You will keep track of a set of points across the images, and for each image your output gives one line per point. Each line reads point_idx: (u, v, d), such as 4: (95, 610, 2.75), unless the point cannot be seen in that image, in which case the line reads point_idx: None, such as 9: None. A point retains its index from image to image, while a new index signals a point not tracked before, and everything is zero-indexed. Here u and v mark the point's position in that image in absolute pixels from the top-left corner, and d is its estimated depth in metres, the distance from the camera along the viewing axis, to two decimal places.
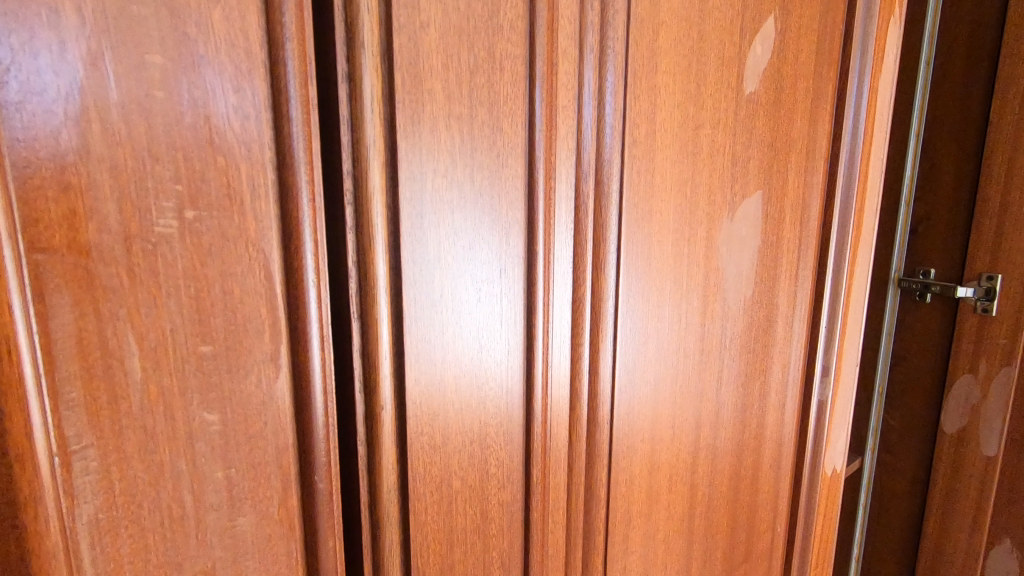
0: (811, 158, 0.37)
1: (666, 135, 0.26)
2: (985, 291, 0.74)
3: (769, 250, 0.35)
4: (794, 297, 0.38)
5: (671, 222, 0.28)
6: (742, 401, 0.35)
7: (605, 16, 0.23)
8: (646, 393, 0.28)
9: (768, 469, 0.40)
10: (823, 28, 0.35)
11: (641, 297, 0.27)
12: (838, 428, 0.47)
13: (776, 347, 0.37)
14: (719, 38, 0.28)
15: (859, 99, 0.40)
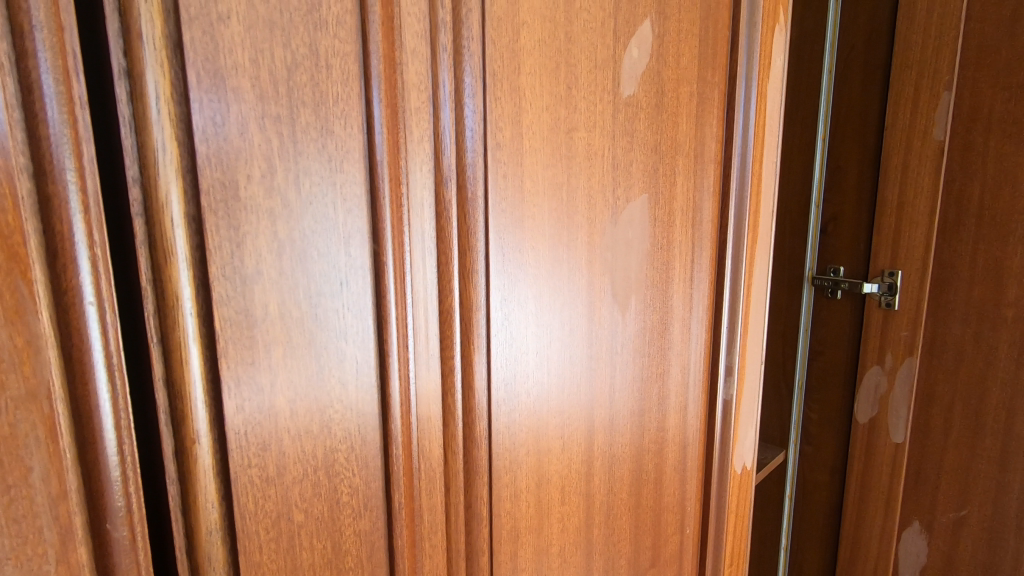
0: (700, 162, 0.37)
1: (534, 138, 0.26)
2: (888, 287, 0.78)
3: (660, 254, 0.35)
4: (690, 299, 0.39)
5: (547, 227, 0.27)
6: (640, 406, 0.35)
7: (458, 14, 0.22)
8: (529, 404, 0.28)
9: (672, 471, 0.40)
10: (705, 33, 0.36)
11: (518, 305, 0.26)
12: (745, 427, 0.48)
13: (674, 349, 0.38)
14: (589, 41, 0.27)
15: (747, 104, 0.42)
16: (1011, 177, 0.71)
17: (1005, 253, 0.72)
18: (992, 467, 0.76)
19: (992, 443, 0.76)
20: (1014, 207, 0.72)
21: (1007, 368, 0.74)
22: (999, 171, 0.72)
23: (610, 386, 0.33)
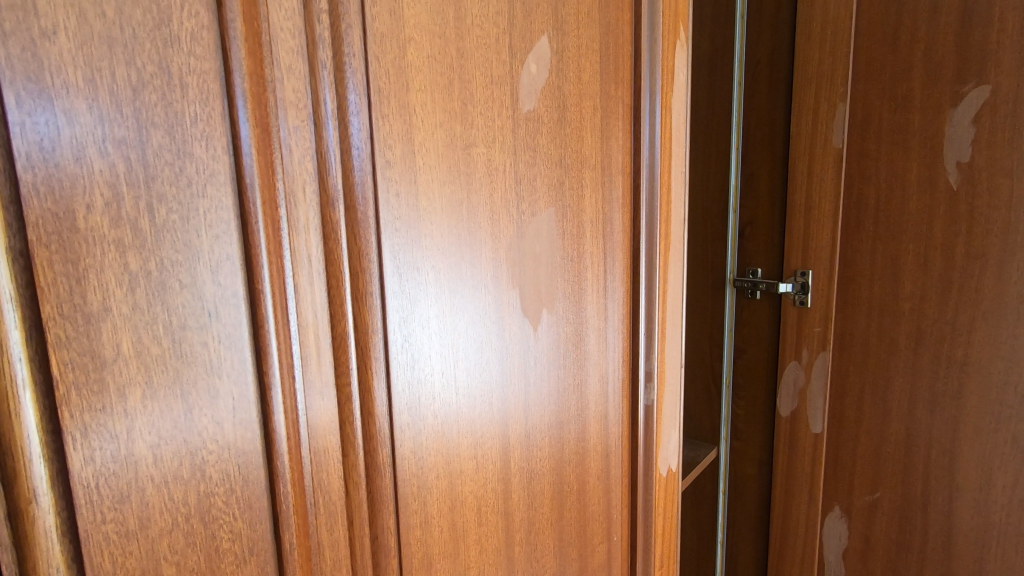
0: (607, 174, 0.38)
1: (428, 155, 0.25)
2: (801, 286, 0.83)
3: (571, 266, 0.35)
4: (604, 308, 0.39)
5: (447, 245, 0.27)
6: (557, 418, 0.35)
7: (337, 29, 0.21)
8: (437, 427, 0.27)
9: (596, 480, 0.40)
10: (605, 49, 0.37)
11: (419, 325, 0.26)
12: (667, 429, 0.49)
13: (591, 359, 0.38)
14: (483, 56, 0.27)
15: (653, 116, 0.43)
16: (901, 180, 0.77)
17: (899, 250, 0.78)
18: (899, 450, 0.82)
19: (898, 427, 0.81)
20: (905, 207, 0.77)
21: (907, 357, 0.79)
22: (891, 175, 0.78)
23: (524, 400, 0.32)
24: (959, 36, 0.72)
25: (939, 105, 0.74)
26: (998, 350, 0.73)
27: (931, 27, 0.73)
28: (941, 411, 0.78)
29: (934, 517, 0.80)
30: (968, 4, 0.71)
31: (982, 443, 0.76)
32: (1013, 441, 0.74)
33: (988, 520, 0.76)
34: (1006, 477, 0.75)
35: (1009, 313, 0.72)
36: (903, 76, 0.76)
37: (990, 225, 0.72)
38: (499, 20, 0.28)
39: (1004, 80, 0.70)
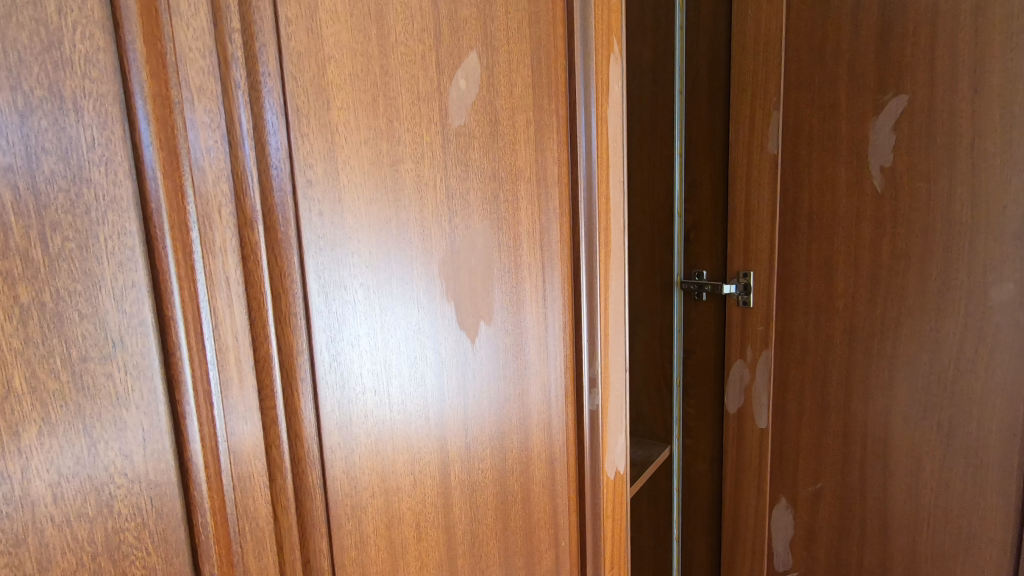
0: (543, 185, 0.39)
1: (352, 172, 0.25)
2: (744, 287, 0.87)
3: (509, 278, 0.36)
4: (543, 317, 0.40)
5: (377, 262, 0.26)
6: (498, 428, 0.36)
7: (251, 48, 0.21)
8: (371, 445, 0.27)
9: (541, 487, 0.40)
10: (537, 63, 0.37)
11: (349, 343, 0.25)
12: (613, 432, 0.50)
13: (531, 367, 0.39)
14: (409, 73, 0.27)
15: (589, 127, 0.44)
16: (831, 184, 0.81)
17: (831, 251, 0.82)
18: (837, 441, 0.86)
19: (836, 419, 0.85)
20: (835, 210, 0.82)
21: (842, 352, 0.84)
22: (822, 179, 0.82)
23: (462, 412, 0.33)
24: (879, 49, 0.76)
25: (863, 113, 0.78)
26: (923, 343, 0.78)
27: (853, 40, 0.78)
28: (874, 402, 0.82)
29: (871, 503, 0.84)
30: (885, 19, 0.75)
31: (911, 431, 0.80)
32: (938, 428, 0.78)
33: (919, 503, 0.81)
34: (933, 462, 0.79)
35: (931, 307, 0.77)
36: (830, 86, 0.80)
37: (911, 226, 0.77)
38: (424, 37, 0.28)
39: (919, 90, 0.74)
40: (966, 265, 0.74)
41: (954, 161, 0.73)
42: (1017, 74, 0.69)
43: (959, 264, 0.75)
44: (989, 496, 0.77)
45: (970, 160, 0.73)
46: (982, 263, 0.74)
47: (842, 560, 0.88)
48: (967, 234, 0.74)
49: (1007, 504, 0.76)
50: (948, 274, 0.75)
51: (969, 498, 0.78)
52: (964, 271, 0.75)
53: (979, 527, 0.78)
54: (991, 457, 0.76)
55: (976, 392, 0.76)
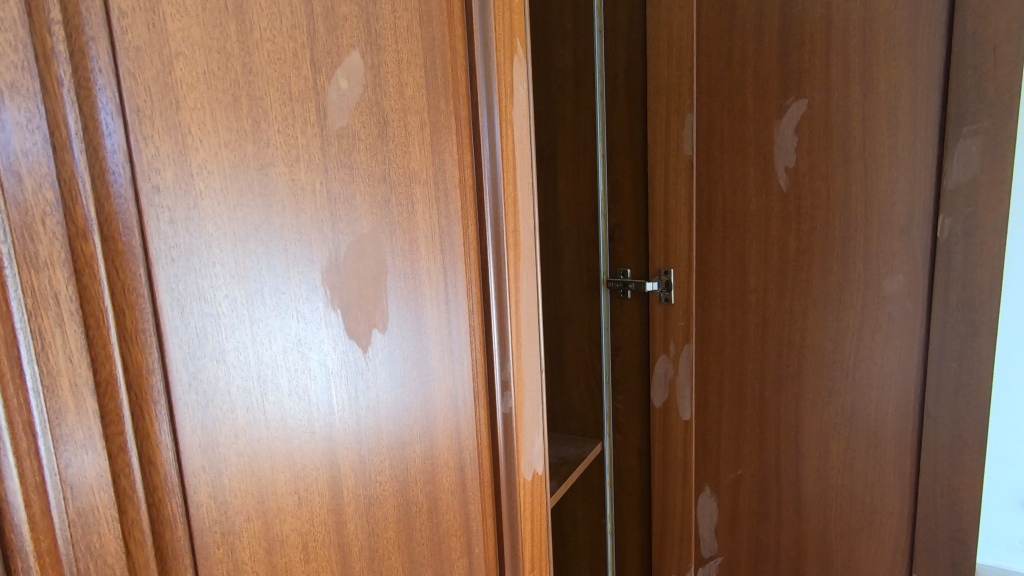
0: (441, 188, 0.38)
1: (211, 176, 0.23)
2: (665, 284, 0.90)
3: (404, 283, 0.35)
4: (446, 321, 0.39)
5: (245, 272, 0.25)
6: (398, 438, 0.35)
7: (77, 42, 0.19)
8: (245, 466, 0.25)
9: (450, 495, 0.40)
10: (430, 64, 0.37)
11: (214, 359, 0.24)
12: (530, 434, 0.50)
13: (434, 373, 0.38)
14: (277, 72, 0.26)
15: (492, 128, 0.43)
16: (742, 184, 0.85)
17: (744, 248, 0.86)
18: (754, 429, 0.90)
19: (753, 408, 0.89)
20: (746, 209, 0.85)
21: (756, 344, 0.88)
22: (733, 180, 0.86)
23: (355, 424, 0.31)
24: (781, 55, 0.80)
25: (768, 116, 0.82)
26: (826, 333, 0.83)
27: (757, 46, 0.82)
28: (786, 391, 0.87)
29: (786, 486, 0.89)
30: (785, 27, 0.80)
31: (819, 416, 0.85)
32: (843, 412, 0.83)
33: (828, 484, 0.86)
34: (839, 445, 0.84)
35: (832, 299, 0.82)
36: (738, 90, 0.84)
37: (814, 223, 0.81)
38: (295, 34, 0.27)
39: (816, 95, 0.79)
40: (861, 259, 0.80)
41: (849, 162, 0.78)
42: (900, 80, 0.74)
43: (856, 258, 0.80)
44: (888, 473, 0.82)
45: (863, 160, 0.78)
46: (875, 256, 0.79)
47: (762, 542, 0.92)
48: (862, 230, 0.79)
49: (903, 480, 0.82)
50: (846, 267, 0.80)
51: (870, 476, 0.83)
52: (861, 264, 0.80)
53: (880, 502, 0.83)
54: (889, 437, 0.81)
55: (874, 377, 0.81)
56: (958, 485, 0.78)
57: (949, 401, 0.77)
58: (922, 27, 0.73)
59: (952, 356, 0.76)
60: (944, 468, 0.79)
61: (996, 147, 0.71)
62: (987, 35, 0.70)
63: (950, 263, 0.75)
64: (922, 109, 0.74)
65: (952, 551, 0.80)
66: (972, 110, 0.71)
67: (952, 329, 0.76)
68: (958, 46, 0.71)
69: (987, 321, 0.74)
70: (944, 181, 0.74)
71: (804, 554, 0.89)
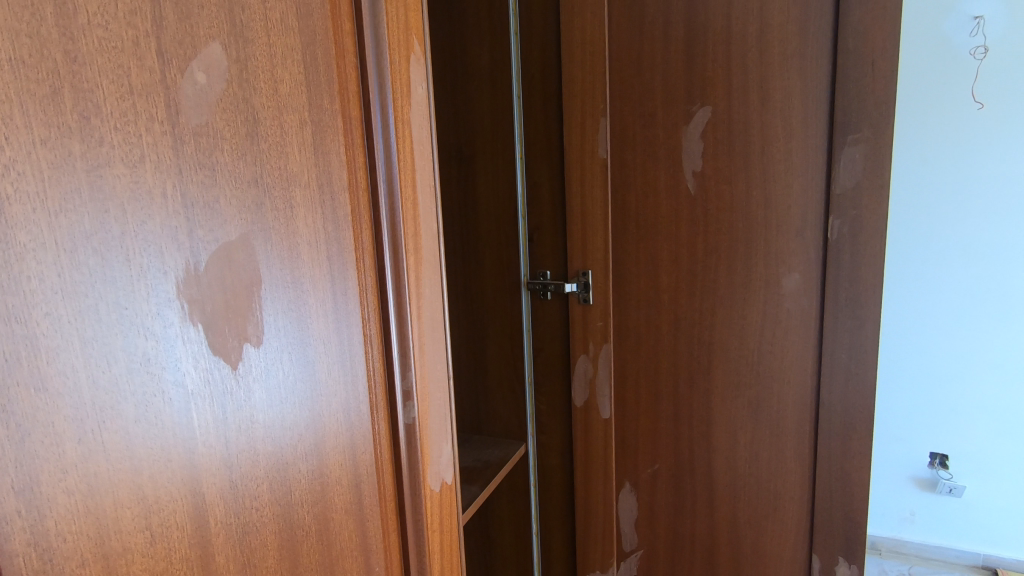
0: (326, 191, 0.36)
1: (23, 177, 0.20)
2: (584, 285, 0.91)
3: (284, 293, 0.33)
4: (337, 330, 0.37)
5: (73, 286, 0.22)
6: (279, 459, 0.33)
7: None
8: (78, 505, 0.22)
9: (343, 513, 0.38)
10: (310, 60, 0.35)
11: (31, 387, 0.21)
12: (437, 443, 0.49)
13: (323, 387, 0.36)
14: (113, 62, 0.23)
15: (386, 128, 0.42)
16: (653, 187, 0.88)
17: (656, 249, 0.89)
18: (669, 424, 0.93)
19: (667, 404, 0.92)
20: (657, 211, 0.88)
21: (669, 342, 0.91)
22: (645, 183, 0.88)
23: (224, 447, 0.29)
24: (687, 63, 0.83)
25: (676, 122, 0.85)
26: (732, 329, 0.87)
27: (665, 54, 0.84)
28: (697, 386, 0.90)
29: (699, 478, 0.92)
30: (690, 37, 0.83)
31: (728, 410, 0.89)
32: (749, 405, 0.88)
33: (736, 473, 0.90)
34: (746, 435, 0.89)
35: (737, 298, 0.86)
36: (648, 97, 0.86)
37: (720, 225, 0.85)
38: (135, 21, 0.24)
39: (719, 103, 0.83)
40: (762, 259, 0.84)
41: (749, 167, 0.83)
42: (793, 91, 0.79)
43: (757, 258, 0.84)
44: (789, 460, 0.87)
45: (762, 166, 0.82)
46: (774, 256, 0.83)
47: (679, 532, 0.95)
48: (762, 231, 0.83)
49: (802, 465, 0.87)
50: (749, 267, 0.85)
51: (774, 464, 0.88)
52: (761, 264, 0.84)
53: (782, 488, 0.88)
54: (789, 426, 0.86)
55: (775, 370, 0.86)
56: (850, 468, 0.83)
57: (840, 390, 0.82)
58: (812, 40, 0.77)
59: (842, 348, 0.81)
60: (836, 452, 0.83)
61: (877, 153, 0.75)
62: (866, 49, 0.74)
63: (839, 262, 0.79)
64: (812, 118, 0.79)
65: (846, 530, 0.84)
66: (855, 119, 0.76)
67: (841, 323, 0.80)
68: (842, 59, 0.76)
69: (871, 315, 0.78)
70: (832, 186, 0.79)
71: (717, 541, 0.93)
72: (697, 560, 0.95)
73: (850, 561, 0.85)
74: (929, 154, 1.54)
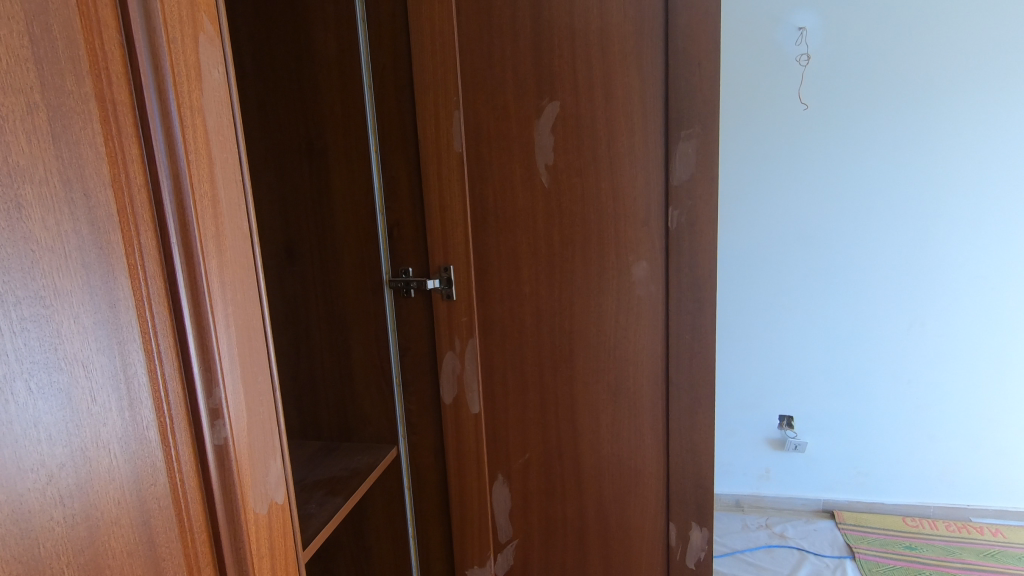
0: (75, 189, 0.31)
1: None
2: (446, 281, 0.90)
3: (13, 311, 0.27)
4: (102, 350, 0.32)
5: None
6: (17, 509, 0.27)
7: None
8: None
9: (125, 557, 0.33)
10: (39, 31, 0.29)
11: None
12: (259, 462, 0.45)
13: (86, 415, 0.31)
14: None
15: (168, 117, 0.37)
16: (509, 180, 0.88)
17: (516, 242, 0.90)
18: (537, 414, 0.94)
19: (534, 394, 0.94)
20: (514, 205, 0.89)
21: (532, 333, 0.92)
22: (501, 177, 0.88)
23: None
24: (535, 57, 0.84)
25: (528, 117, 0.86)
26: (590, 317, 0.90)
27: (513, 48, 0.85)
28: (561, 374, 0.93)
29: (567, 462, 0.95)
30: (536, 32, 0.84)
31: (590, 394, 0.92)
32: (609, 388, 0.92)
33: (601, 454, 0.94)
34: (607, 417, 0.93)
35: (593, 286, 0.89)
36: (500, 90, 0.86)
37: (572, 218, 0.88)
38: None
39: (567, 99, 0.85)
40: (613, 249, 0.88)
41: (597, 161, 0.86)
42: (633, 87, 0.83)
43: (608, 247, 0.88)
44: (646, 437, 0.92)
45: (609, 160, 0.85)
46: (623, 246, 0.87)
47: (551, 517, 0.98)
48: (612, 223, 0.87)
49: (657, 441, 0.92)
50: (602, 259, 0.88)
51: (632, 443, 0.93)
52: (612, 253, 0.88)
53: (641, 465, 0.94)
54: (645, 406, 0.91)
55: (630, 353, 0.90)
56: (697, 440, 0.90)
57: (685, 368, 0.88)
58: (647, 40, 0.82)
59: (685, 329, 0.87)
60: (685, 426, 0.90)
61: (706, 147, 0.81)
62: (693, 50, 0.80)
63: (679, 250, 0.85)
64: (650, 114, 0.83)
65: (697, 496, 0.91)
66: (686, 116, 0.81)
67: (683, 305, 0.86)
68: (673, 60, 0.81)
69: (709, 297, 0.85)
70: (670, 179, 0.84)
71: (586, 521, 0.97)
72: (569, 542, 0.98)
73: (701, 525, 0.92)
74: (766, 149, 1.71)
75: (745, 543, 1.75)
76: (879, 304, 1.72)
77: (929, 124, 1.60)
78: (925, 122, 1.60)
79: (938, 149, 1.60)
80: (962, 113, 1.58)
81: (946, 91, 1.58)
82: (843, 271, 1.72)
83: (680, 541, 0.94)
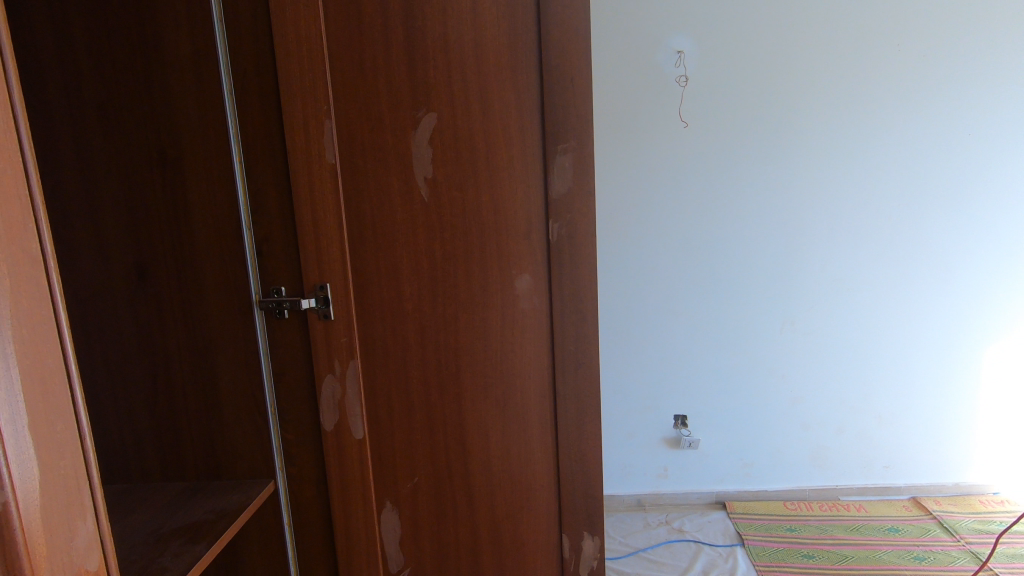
0: None
1: None
2: (322, 300, 0.85)
3: None
4: None
5: None
6: None
7: None
8: None
9: None
10: None
11: None
12: (56, 523, 0.39)
13: None
14: None
15: None
16: (387, 193, 0.85)
17: (396, 258, 0.86)
18: (425, 435, 0.91)
19: (420, 414, 0.90)
20: (393, 219, 0.85)
21: (417, 351, 0.89)
22: (378, 189, 0.85)
23: None
24: (409, 68, 0.82)
25: (404, 128, 0.83)
26: (476, 332, 0.88)
27: (386, 57, 0.82)
28: (448, 393, 0.90)
29: (458, 482, 0.92)
30: (410, 42, 0.82)
31: (479, 410, 0.90)
32: (497, 403, 0.90)
33: (491, 471, 0.92)
34: (496, 433, 0.91)
35: (477, 302, 0.88)
36: (373, 100, 0.83)
37: (453, 231, 0.86)
38: None
39: (443, 111, 0.83)
40: (496, 264, 0.87)
41: (476, 175, 0.85)
42: (509, 102, 0.83)
43: (491, 262, 0.87)
44: (536, 450, 0.92)
45: (488, 175, 0.85)
46: (506, 260, 0.87)
47: (442, 541, 0.94)
48: (494, 237, 0.86)
49: (547, 453, 0.93)
50: (485, 272, 0.87)
51: (522, 456, 0.92)
52: (495, 267, 0.87)
53: (533, 479, 0.93)
54: (533, 418, 0.91)
55: (517, 367, 0.90)
56: (585, 449, 0.91)
57: (571, 379, 0.89)
58: (522, 56, 0.82)
59: (570, 341, 0.88)
60: (574, 436, 0.91)
61: (582, 163, 0.83)
62: (566, 69, 0.82)
63: (561, 261, 0.86)
64: (527, 130, 0.84)
65: (588, 506, 0.93)
66: (561, 131, 0.83)
67: (567, 317, 0.88)
68: (548, 78, 0.82)
69: (591, 308, 0.87)
70: (549, 192, 0.85)
71: (478, 540, 0.94)
72: (462, 564, 0.95)
73: (592, 534, 0.94)
74: (652, 164, 1.79)
75: (646, 541, 1.81)
76: (755, 307, 1.86)
77: (788, 143, 1.77)
78: (785, 142, 1.76)
79: (797, 166, 1.77)
80: (814, 133, 1.76)
81: (801, 114, 1.75)
82: (725, 278, 1.85)
83: (573, 552, 0.95)
